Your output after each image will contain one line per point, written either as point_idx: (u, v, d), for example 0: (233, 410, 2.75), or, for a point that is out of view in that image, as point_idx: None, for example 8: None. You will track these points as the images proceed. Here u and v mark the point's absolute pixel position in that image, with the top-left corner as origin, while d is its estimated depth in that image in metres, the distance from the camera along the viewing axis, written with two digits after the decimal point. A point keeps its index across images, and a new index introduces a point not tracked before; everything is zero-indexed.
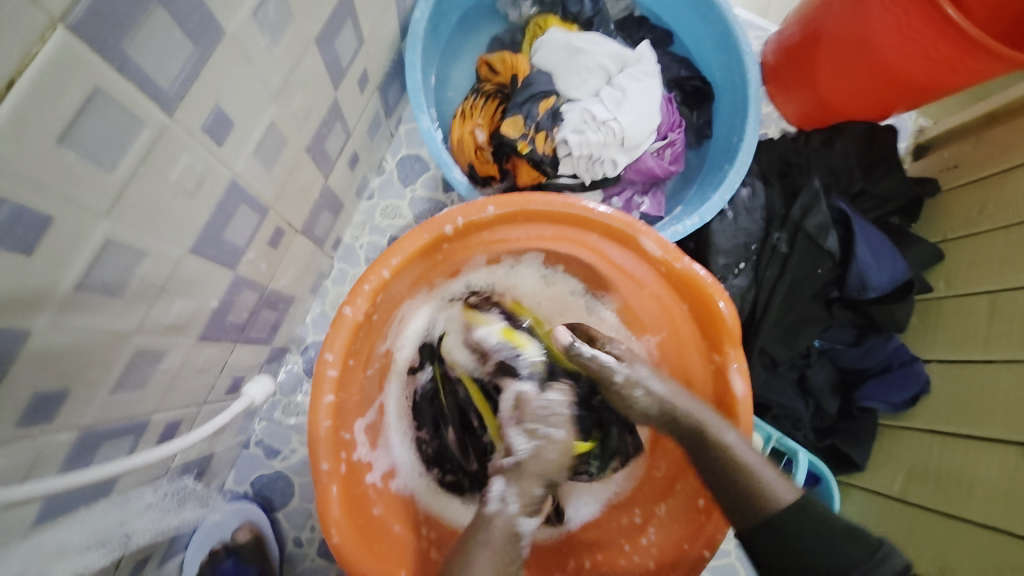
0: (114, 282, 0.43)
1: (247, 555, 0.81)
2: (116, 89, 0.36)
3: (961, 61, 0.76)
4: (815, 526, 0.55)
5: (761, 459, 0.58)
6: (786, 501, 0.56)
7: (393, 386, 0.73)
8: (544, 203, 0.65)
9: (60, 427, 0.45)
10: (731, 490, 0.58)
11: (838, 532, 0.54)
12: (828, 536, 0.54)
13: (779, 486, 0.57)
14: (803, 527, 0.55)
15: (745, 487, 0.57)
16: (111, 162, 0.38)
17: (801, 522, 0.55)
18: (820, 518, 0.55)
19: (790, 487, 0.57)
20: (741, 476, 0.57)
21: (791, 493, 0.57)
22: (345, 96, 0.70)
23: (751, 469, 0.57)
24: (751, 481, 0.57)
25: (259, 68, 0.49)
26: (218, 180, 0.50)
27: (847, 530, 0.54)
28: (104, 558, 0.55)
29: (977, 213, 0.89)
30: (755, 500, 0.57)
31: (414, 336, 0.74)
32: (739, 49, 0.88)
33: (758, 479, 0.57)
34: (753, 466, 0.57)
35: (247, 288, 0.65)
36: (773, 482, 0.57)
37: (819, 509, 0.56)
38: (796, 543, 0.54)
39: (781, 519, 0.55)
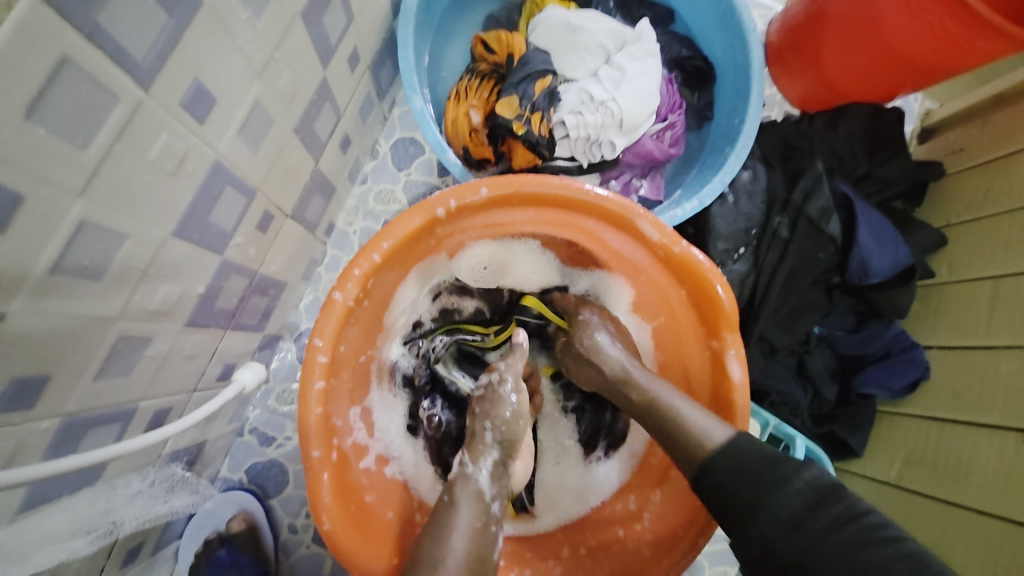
0: (93, 265, 0.42)
1: (241, 544, 0.81)
2: (85, 60, 0.34)
3: (970, 41, 0.74)
4: (740, 456, 0.52)
5: (698, 410, 0.58)
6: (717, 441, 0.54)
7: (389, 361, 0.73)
8: (539, 185, 0.63)
9: (42, 414, 0.44)
10: (670, 441, 0.58)
11: (749, 463, 0.52)
12: (745, 468, 0.52)
13: (709, 428, 0.56)
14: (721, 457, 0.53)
15: (673, 432, 0.57)
16: (84, 139, 0.36)
17: (730, 458, 0.53)
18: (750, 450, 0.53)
19: (721, 428, 0.55)
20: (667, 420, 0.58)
21: (721, 434, 0.55)
22: (334, 74, 0.67)
23: (677, 417, 0.57)
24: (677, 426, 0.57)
25: (241, 41, 0.47)
26: (201, 159, 0.48)
27: (764, 457, 0.52)
28: (90, 546, 0.53)
29: (981, 197, 0.87)
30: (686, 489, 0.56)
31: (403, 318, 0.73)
32: (742, 27, 0.85)
33: (683, 420, 0.57)
34: (679, 409, 0.58)
35: (237, 273, 0.63)
36: (703, 422, 0.56)
37: (740, 443, 0.53)
38: (728, 476, 0.52)
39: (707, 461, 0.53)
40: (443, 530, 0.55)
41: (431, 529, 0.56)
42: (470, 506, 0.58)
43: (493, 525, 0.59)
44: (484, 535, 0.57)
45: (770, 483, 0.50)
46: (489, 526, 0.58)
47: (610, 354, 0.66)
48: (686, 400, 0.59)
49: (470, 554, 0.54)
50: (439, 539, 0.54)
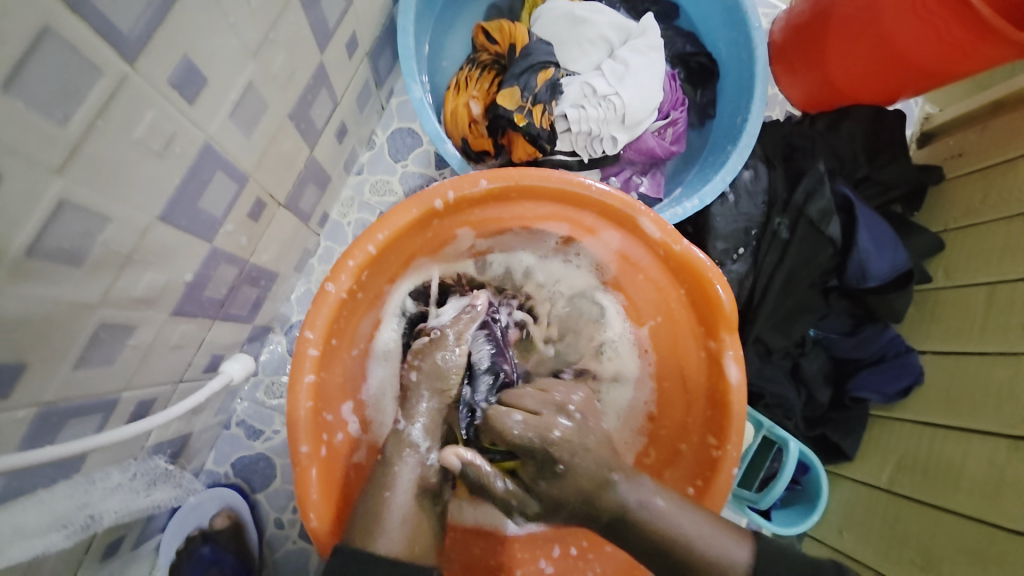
0: (73, 249, 0.40)
1: (224, 541, 0.79)
2: (65, 30, 0.32)
3: (973, 46, 0.74)
4: (786, 570, 0.51)
5: (700, 520, 0.53)
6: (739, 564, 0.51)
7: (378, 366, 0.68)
8: (540, 179, 0.61)
9: (18, 403, 0.42)
10: (670, 563, 0.52)
11: (801, 570, 0.51)
12: (788, 567, 0.51)
13: (724, 543, 0.52)
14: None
15: (673, 556, 0.52)
16: (65, 113, 0.34)
17: (762, 573, 0.51)
18: (773, 565, 0.51)
19: (739, 545, 0.52)
20: (664, 540, 0.52)
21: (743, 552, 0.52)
22: (332, 59, 0.66)
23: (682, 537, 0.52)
24: (678, 547, 0.52)
25: (234, 20, 0.45)
26: (190, 142, 0.46)
27: (803, 563, 0.52)
28: (66, 540, 0.52)
29: (979, 203, 0.87)
30: (691, 564, 0.51)
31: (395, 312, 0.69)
32: (748, 25, 0.84)
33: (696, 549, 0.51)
34: (688, 526, 0.53)
35: (226, 262, 0.61)
36: (715, 539, 0.52)
37: (776, 554, 0.52)
38: (768, 571, 0.51)
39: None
40: (378, 487, 0.57)
41: (368, 485, 0.57)
42: (407, 468, 0.59)
43: (433, 483, 0.60)
44: (421, 499, 0.58)
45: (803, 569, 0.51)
46: (425, 480, 0.60)
47: (563, 439, 0.57)
48: (692, 511, 0.54)
49: (411, 518, 0.56)
50: (379, 500, 0.56)
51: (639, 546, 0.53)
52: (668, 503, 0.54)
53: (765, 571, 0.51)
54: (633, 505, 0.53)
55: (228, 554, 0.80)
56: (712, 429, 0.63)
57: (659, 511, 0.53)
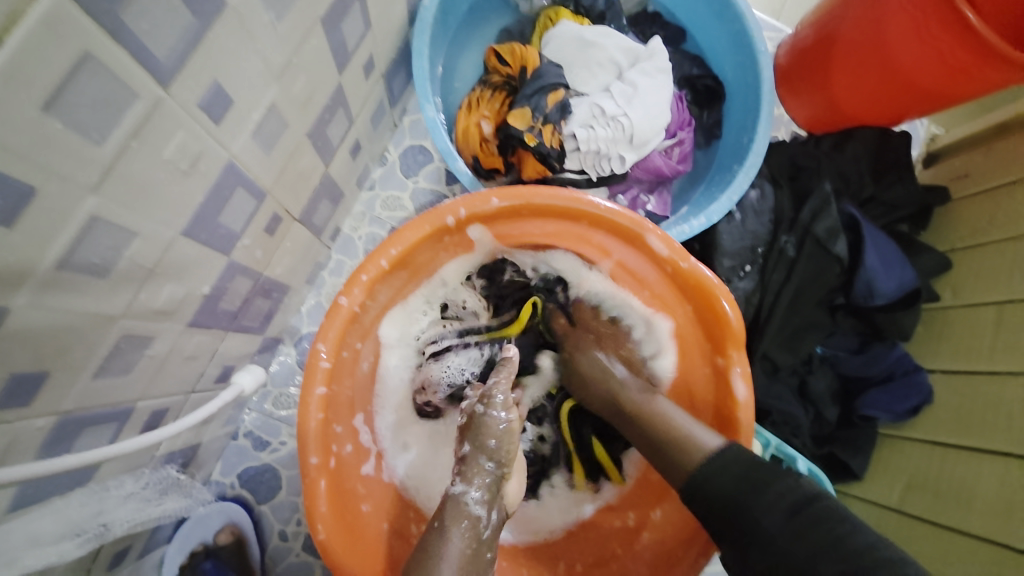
0: (100, 262, 0.41)
1: (226, 558, 0.79)
2: (106, 56, 0.34)
3: (977, 68, 0.75)
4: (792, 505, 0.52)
5: (693, 419, 0.61)
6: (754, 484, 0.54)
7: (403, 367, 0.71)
8: (549, 197, 0.63)
9: (38, 412, 0.43)
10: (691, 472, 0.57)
11: (733, 475, 0.55)
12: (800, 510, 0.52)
13: (732, 463, 0.56)
14: (711, 475, 0.56)
15: (663, 437, 0.60)
16: (100, 135, 0.36)
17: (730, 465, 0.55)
18: (741, 459, 0.56)
19: (762, 471, 0.55)
20: (658, 424, 0.61)
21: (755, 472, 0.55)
22: (349, 81, 0.68)
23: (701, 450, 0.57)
24: (669, 432, 0.60)
25: (261, 46, 0.47)
26: (214, 160, 0.48)
27: (747, 467, 0.55)
28: (79, 549, 0.51)
29: (985, 223, 0.87)
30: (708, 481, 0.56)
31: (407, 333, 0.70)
32: (753, 49, 0.86)
33: (678, 431, 0.60)
34: (670, 415, 0.61)
35: (242, 275, 0.63)
36: (695, 430, 0.59)
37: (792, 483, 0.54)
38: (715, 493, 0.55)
39: (707, 470, 0.56)
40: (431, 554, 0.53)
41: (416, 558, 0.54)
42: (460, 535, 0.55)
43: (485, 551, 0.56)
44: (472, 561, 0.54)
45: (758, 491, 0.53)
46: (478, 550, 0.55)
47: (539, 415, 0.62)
48: (677, 408, 0.62)
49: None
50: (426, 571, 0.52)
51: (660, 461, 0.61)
52: (662, 402, 0.63)
53: (725, 458, 0.56)
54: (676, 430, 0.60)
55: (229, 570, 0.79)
56: None
57: (654, 401, 0.63)
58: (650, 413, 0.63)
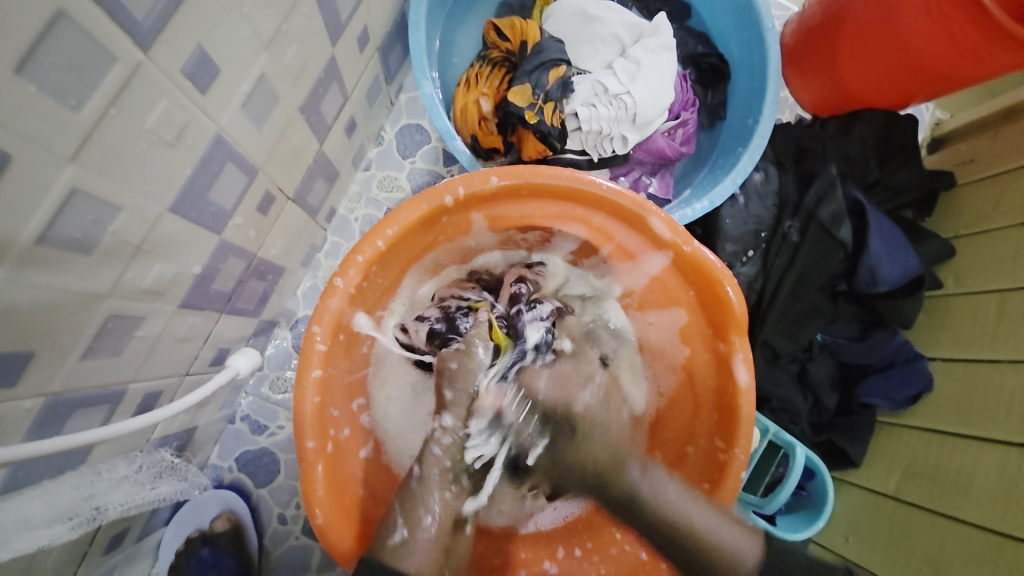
0: (83, 237, 0.40)
1: (224, 544, 0.79)
2: (80, 14, 0.31)
3: (988, 51, 0.74)
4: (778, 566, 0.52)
5: (718, 520, 0.53)
6: (750, 562, 0.51)
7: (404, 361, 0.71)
8: (550, 177, 0.61)
9: (24, 393, 0.41)
10: (685, 555, 0.53)
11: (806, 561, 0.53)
12: (800, 562, 0.53)
13: (739, 543, 0.52)
14: (778, 560, 0.53)
15: (688, 547, 0.52)
16: (78, 100, 0.34)
17: (773, 556, 0.53)
18: (790, 560, 0.53)
19: (744, 535, 0.53)
20: (694, 544, 0.52)
21: (748, 545, 0.52)
22: (343, 54, 0.65)
23: (684, 519, 0.53)
24: (693, 543, 0.52)
25: (248, 10, 0.44)
26: (201, 132, 0.46)
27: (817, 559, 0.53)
28: (72, 532, 0.51)
29: (990, 209, 0.86)
30: (703, 552, 0.52)
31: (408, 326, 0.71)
32: (760, 26, 0.83)
33: (714, 540, 0.52)
34: (700, 518, 0.53)
35: (234, 255, 0.61)
36: (732, 542, 0.52)
37: (782, 557, 0.53)
38: (783, 570, 0.52)
39: None
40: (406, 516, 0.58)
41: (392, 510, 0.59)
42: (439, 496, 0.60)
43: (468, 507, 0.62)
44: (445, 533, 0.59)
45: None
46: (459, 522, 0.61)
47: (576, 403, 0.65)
48: (701, 505, 0.54)
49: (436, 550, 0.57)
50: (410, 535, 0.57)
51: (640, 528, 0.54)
52: (659, 479, 0.56)
53: (780, 563, 0.52)
54: (648, 494, 0.54)
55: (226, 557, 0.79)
56: (720, 431, 0.63)
57: (671, 501, 0.54)
58: (672, 513, 0.53)
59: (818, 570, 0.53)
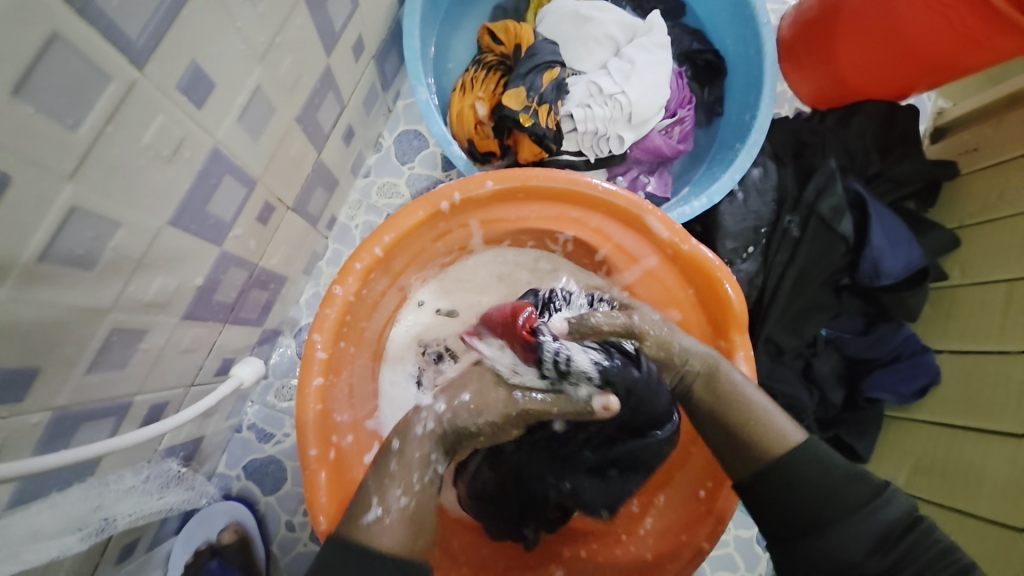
0: (84, 254, 0.40)
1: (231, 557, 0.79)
2: (73, 35, 0.32)
3: (987, 37, 0.73)
4: (819, 471, 0.48)
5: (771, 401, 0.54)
6: (794, 442, 0.50)
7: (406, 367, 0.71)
8: (546, 179, 0.62)
9: (32, 407, 0.42)
10: (730, 430, 0.53)
11: (835, 478, 0.48)
12: (834, 479, 0.47)
13: (784, 425, 0.51)
14: (809, 471, 0.48)
15: (743, 424, 0.52)
16: (75, 119, 0.35)
17: (813, 461, 0.49)
18: (826, 464, 0.48)
19: (796, 428, 0.51)
20: (738, 412, 0.53)
21: (796, 436, 0.51)
22: (338, 63, 0.66)
23: (752, 404, 0.53)
24: (753, 418, 0.52)
25: (241, 24, 0.45)
26: (198, 146, 0.46)
27: (847, 474, 0.48)
28: (81, 544, 0.51)
29: (995, 198, 0.85)
30: (746, 431, 0.52)
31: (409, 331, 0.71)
32: (755, 21, 0.83)
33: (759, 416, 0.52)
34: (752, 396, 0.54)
35: (236, 266, 0.62)
36: (781, 419, 0.52)
37: (823, 456, 0.49)
38: (802, 484, 0.48)
39: (788, 462, 0.49)
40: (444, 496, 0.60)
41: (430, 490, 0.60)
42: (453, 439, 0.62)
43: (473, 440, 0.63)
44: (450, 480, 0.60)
45: (852, 506, 0.46)
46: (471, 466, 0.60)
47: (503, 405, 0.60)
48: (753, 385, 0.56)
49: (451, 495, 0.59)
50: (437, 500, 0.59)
51: (705, 415, 0.56)
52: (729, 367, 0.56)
53: (815, 456, 0.49)
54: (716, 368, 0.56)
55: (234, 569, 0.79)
56: None
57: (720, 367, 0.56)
58: (728, 393, 0.55)
59: (850, 492, 0.47)
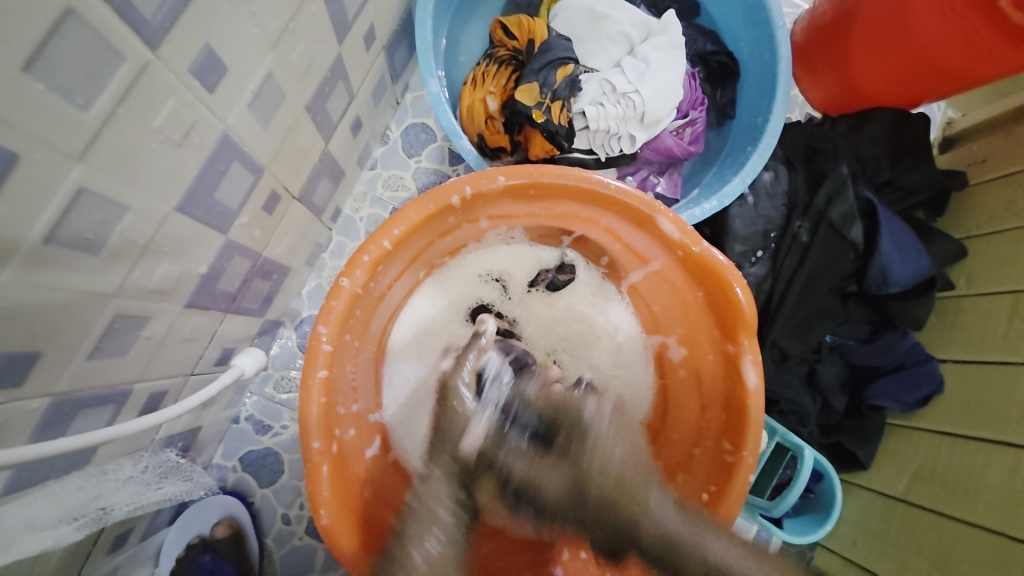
0: (92, 238, 0.39)
1: (224, 551, 0.78)
2: (88, 12, 0.31)
3: (1002, 49, 0.74)
4: (785, 564, 0.50)
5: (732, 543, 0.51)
6: (756, 560, 0.50)
7: (412, 359, 0.71)
8: (558, 176, 0.60)
9: (31, 393, 0.41)
10: (684, 556, 0.51)
11: (805, 567, 0.51)
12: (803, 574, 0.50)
13: (744, 563, 0.49)
14: (770, 570, 0.50)
15: (692, 564, 0.50)
16: (86, 99, 0.34)
17: (774, 562, 0.50)
18: (789, 565, 0.50)
19: (760, 547, 0.51)
20: (698, 560, 0.49)
21: (761, 545, 0.51)
22: (349, 53, 0.65)
23: (719, 561, 0.49)
24: (705, 566, 0.49)
25: (256, 9, 0.44)
26: (208, 132, 0.45)
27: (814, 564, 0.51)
28: (77, 533, 0.51)
29: (1003, 210, 0.85)
30: (719, 574, 0.49)
31: (413, 324, 0.71)
32: (771, 24, 0.82)
33: (720, 561, 0.49)
34: (722, 557, 0.49)
35: (240, 254, 0.61)
36: (740, 561, 0.49)
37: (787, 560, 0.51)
38: None
39: (753, 568, 0.50)
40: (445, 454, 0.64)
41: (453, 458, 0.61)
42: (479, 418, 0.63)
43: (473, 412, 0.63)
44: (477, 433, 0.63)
45: None
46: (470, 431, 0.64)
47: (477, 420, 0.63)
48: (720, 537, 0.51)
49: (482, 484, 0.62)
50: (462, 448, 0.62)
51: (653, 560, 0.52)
52: (703, 532, 0.51)
53: (775, 562, 0.50)
54: (625, 487, 0.52)
55: (228, 564, 0.79)
56: (728, 434, 0.61)
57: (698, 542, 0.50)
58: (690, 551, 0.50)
59: None
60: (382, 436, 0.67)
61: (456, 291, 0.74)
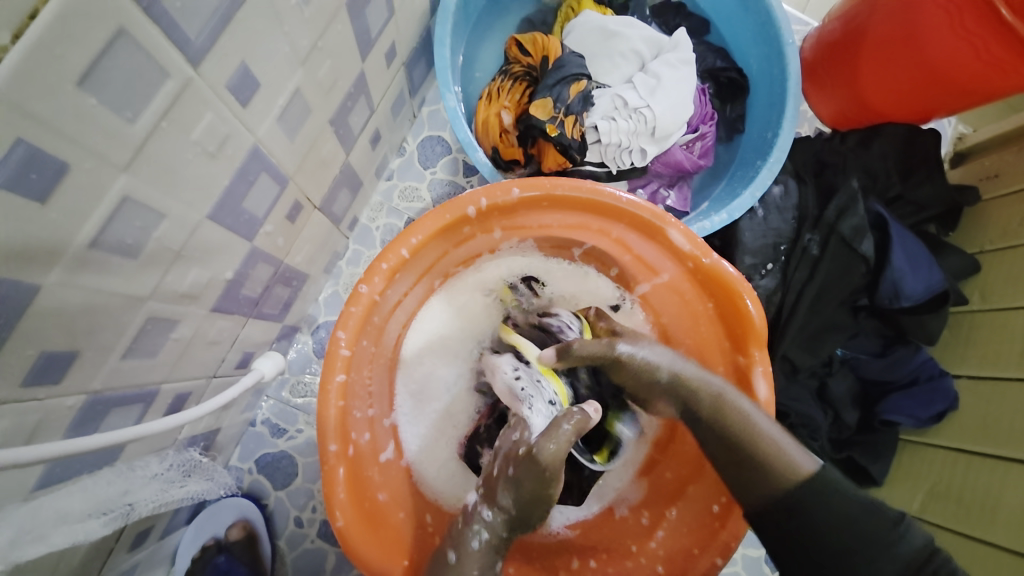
0: (132, 243, 0.42)
1: (238, 553, 0.80)
2: (139, 33, 0.34)
3: (1011, 65, 0.73)
4: (831, 505, 0.50)
5: (783, 433, 0.53)
6: (806, 472, 0.51)
7: (425, 370, 0.71)
8: (571, 188, 0.62)
9: (68, 390, 0.43)
10: (731, 444, 0.53)
11: (855, 509, 0.50)
12: (851, 514, 0.50)
13: (799, 457, 0.52)
14: (821, 508, 0.50)
15: (748, 449, 0.52)
16: (133, 113, 0.36)
17: (823, 491, 0.50)
18: (842, 500, 0.50)
19: (809, 460, 0.52)
20: (741, 430, 0.53)
21: (809, 465, 0.52)
22: (371, 68, 0.67)
23: (760, 433, 0.52)
24: (754, 439, 0.52)
25: (288, 28, 0.47)
26: (240, 144, 0.48)
27: (866, 513, 0.50)
28: (105, 527, 0.52)
29: (1016, 225, 0.85)
30: (759, 461, 0.52)
31: (426, 336, 0.71)
32: (780, 41, 0.84)
33: (768, 445, 0.52)
34: (758, 422, 0.53)
35: (263, 261, 0.63)
36: (795, 452, 0.52)
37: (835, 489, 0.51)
38: (818, 526, 0.50)
39: (802, 496, 0.50)
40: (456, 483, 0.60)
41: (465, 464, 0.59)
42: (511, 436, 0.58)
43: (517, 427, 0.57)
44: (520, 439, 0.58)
45: (874, 541, 0.49)
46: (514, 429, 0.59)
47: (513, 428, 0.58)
48: (763, 413, 0.54)
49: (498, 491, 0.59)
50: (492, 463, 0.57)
51: (713, 440, 0.55)
52: (737, 396, 0.54)
53: (824, 492, 0.50)
54: (681, 370, 0.57)
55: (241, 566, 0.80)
56: None
57: (728, 400, 0.54)
58: (730, 415, 0.53)
59: (877, 534, 0.49)
60: (395, 441, 0.68)
61: (467, 306, 0.74)
